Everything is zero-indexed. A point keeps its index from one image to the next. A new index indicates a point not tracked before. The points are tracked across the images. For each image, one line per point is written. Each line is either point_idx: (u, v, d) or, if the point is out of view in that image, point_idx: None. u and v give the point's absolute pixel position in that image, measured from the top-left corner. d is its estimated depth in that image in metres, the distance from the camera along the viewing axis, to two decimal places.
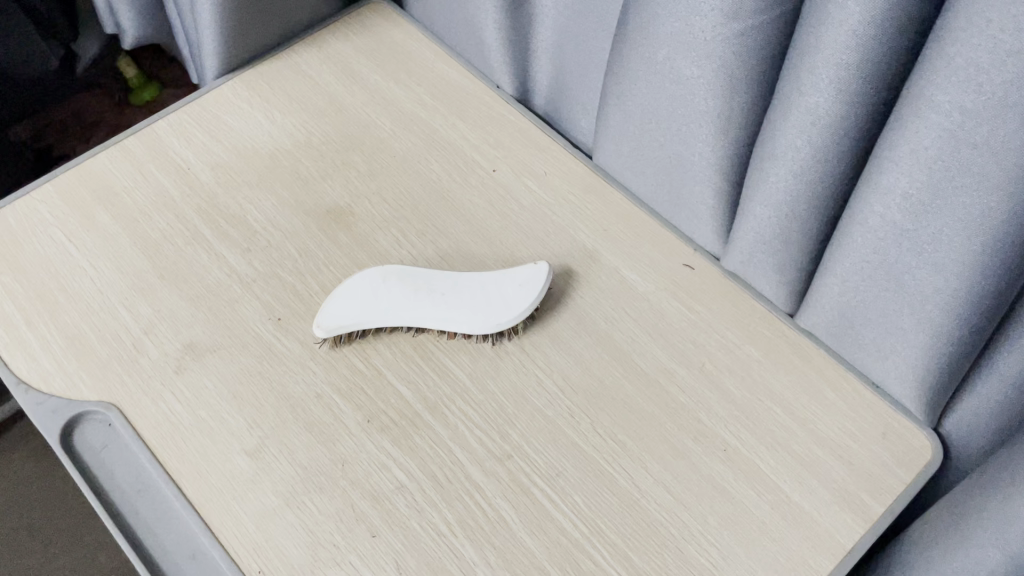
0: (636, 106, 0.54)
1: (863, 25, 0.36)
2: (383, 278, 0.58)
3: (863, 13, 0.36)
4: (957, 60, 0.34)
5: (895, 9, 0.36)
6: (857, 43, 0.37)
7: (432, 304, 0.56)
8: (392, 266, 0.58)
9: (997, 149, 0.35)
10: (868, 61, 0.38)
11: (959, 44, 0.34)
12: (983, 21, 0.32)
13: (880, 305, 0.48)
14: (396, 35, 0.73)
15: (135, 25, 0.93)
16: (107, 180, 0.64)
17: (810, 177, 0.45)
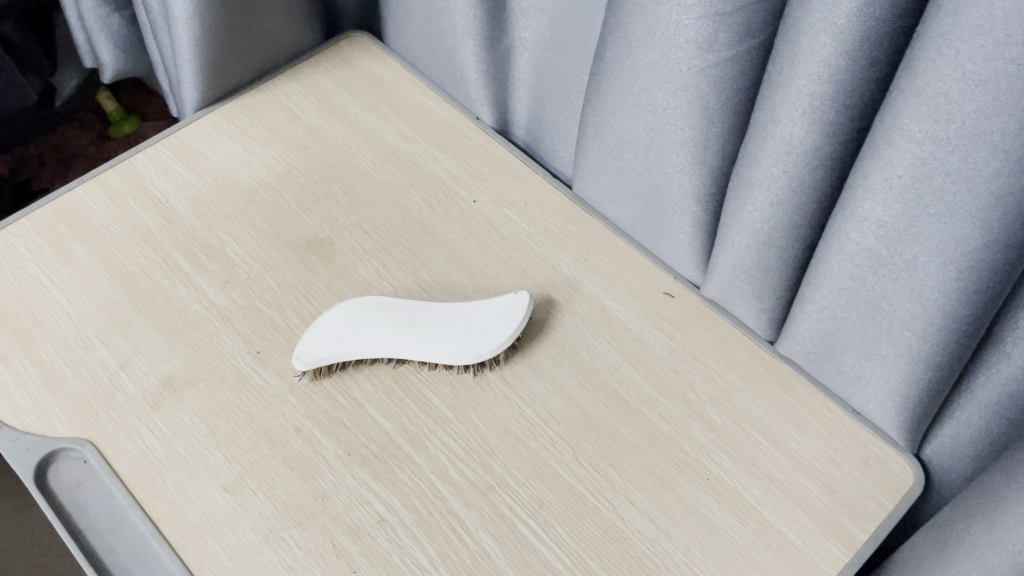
0: (613, 136, 0.54)
1: (835, 57, 0.37)
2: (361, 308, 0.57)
3: (835, 45, 0.36)
4: (927, 90, 0.34)
5: (866, 42, 0.36)
6: (830, 74, 0.37)
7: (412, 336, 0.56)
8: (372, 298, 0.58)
9: (970, 177, 0.35)
10: (839, 91, 0.38)
11: (929, 74, 0.34)
12: (952, 51, 0.33)
13: (858, 332, 0.48)
14: (376, 67, 0.74)
15: (114, 58, 0.93)
16: (85, 213, 0.64)
17: (788, 205, 0.45)
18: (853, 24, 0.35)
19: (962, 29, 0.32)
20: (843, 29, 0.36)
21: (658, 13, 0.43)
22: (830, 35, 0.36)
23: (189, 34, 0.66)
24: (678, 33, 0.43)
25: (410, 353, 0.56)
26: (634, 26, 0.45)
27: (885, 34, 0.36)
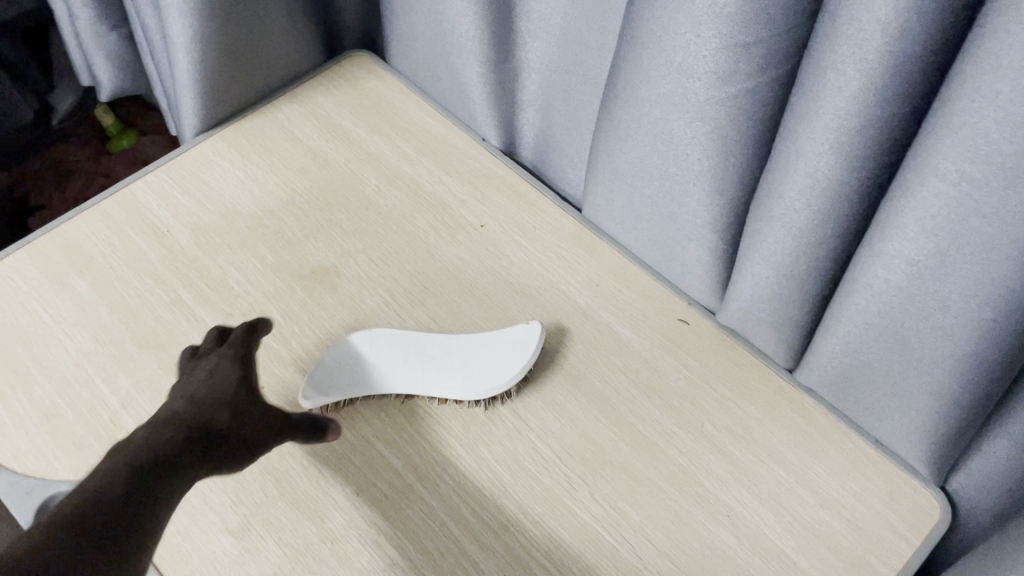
0: (626, 163, 0.52)
1: (864, 92, 0.35)
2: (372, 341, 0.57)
3: (864, 80, 0.35)
4: (964, 129, 0.33)
5: (897, 78, 0.34)
6: (858, 109, 0.36)
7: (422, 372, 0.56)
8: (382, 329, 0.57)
9: (1009, 218, 0.34)
10: (866, 125, 0.36)
11: (966, 114, 0.32)
12: (991, 91, 0.31)
13: (884, 366, 0.46)
14: (379, 87, 0.72)
15: (112, 77, 0.92)
16: (83, 244, 0.62)
17: (811, 238, 0.43)
18: (883, 60, 0.34)
19: (1003, 69, 0.30)
20: (873, 65, 0.34)
21: (674, 43, 0.41)
22: (859, 70, 0.35)
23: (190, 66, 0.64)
24: (696, 63, 0.41)
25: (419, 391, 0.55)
26: (651, 56, 0.43)
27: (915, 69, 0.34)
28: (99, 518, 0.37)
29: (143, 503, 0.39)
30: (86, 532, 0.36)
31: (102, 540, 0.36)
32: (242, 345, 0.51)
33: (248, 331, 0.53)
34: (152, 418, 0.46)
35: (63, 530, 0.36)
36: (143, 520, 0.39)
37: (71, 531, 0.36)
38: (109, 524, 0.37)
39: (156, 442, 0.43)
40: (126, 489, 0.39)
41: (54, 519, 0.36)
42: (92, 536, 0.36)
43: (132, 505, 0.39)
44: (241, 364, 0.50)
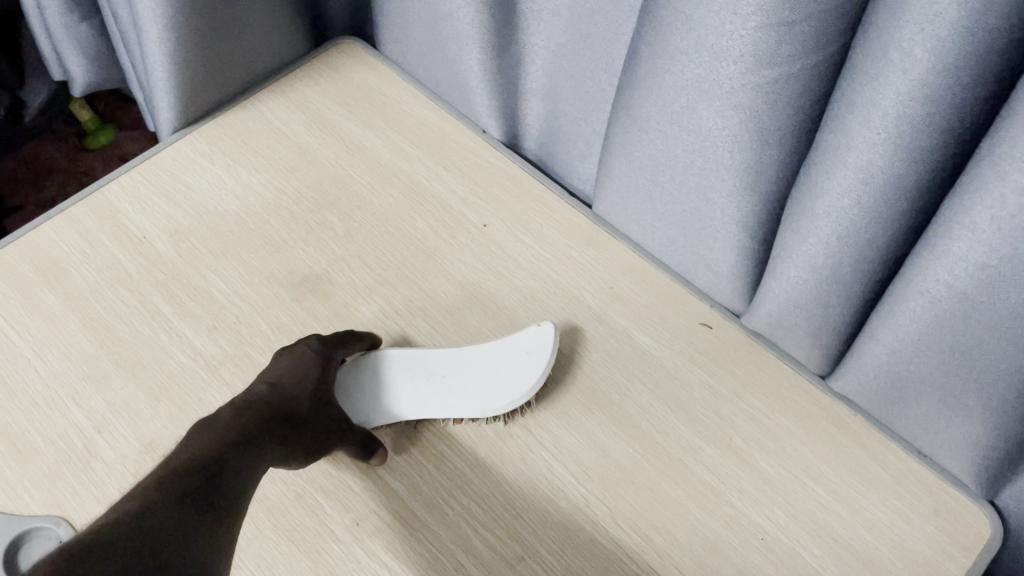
0: (645, 156, 0.48)
1: (933, 73, 0.31)
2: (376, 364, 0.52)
3: (935, 60, 0.30)
4: None
5: (974, 58, 0.30)
6: (925, 94, 0.31)
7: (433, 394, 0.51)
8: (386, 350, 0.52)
9: None
10: (935, 111, 0.32)
11: None
12: None
13: (938, 377, 0.42)
14: (370, 78, 0.67)
15: (85, 71, 0.87)
16: (53, 253, 0.57)
17: (859, 239, 0.39)
18: (959, 36, 0.29)
19: None
20: (946, 43, 0.30)
21: (706, 22, 0.37)
22: (929, 49, 0.30)
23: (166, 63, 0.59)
24: (732, 45, 0.37)
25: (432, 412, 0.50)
26: (677, 38, 0.39)
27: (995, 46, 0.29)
28: (189, 500, 0.37)
29: (222, 492, 0.39)
30: (182, 511, 0.36)
31: (195, 518, 0.36)
32: (334, 348, 0.50)
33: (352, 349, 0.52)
34: (232, 408, 0.45)
35: (160, 507, 0.35)
36: (226, 511, 0.38)
37: (171, 504, 0.36)
38: (200, 510, 0.37)
39: (240, 437, 0.42)
40: (207, 477, 0.39)
41: (155, 491, 0.36)
42: (184, 514, 0.36)
43: (218, 496, 0.39)
44: (328, 367, 0.49)
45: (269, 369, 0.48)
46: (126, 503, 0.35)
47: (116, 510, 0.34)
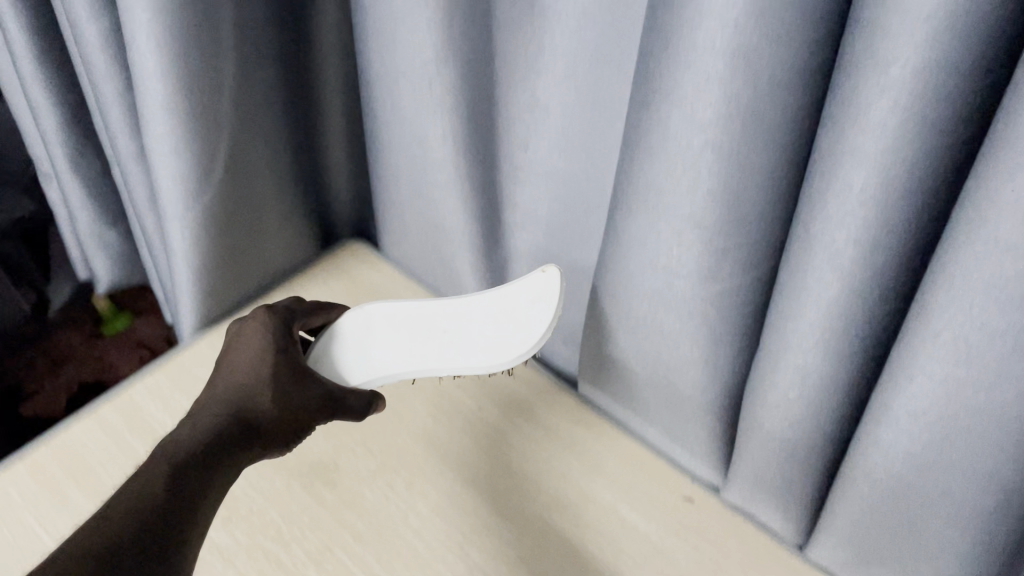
0: (620, 349, 0.54)
1: (843, 294, 0.37)
2: (356, 357, 0.58)
3: (842, 285, 0.37)
4: (943, 334, 0.34)
5: (874, 284, 0.36)
6: (840, 309, 0.37)
7: (418, 341, 0.58)
8: (369, 363, 0.58)
9: (999, 414, 0.34)
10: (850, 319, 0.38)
11: (942, 320, 0.33)
12: (965, 303, 0.32)
13: (895, 547, 0.46)
14: (373, 275, 0.75)
15: (110, 272, 0.94)
16: (81, 452, 0.62)
17: (808, 425, 0.44)
18: (857, 267, 0.36)
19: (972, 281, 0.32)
20: (849, 272, 0.36)
21: (658, 247, 0.44)
22: (837, 275, 0.36)
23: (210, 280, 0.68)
24: (681, 265, 0.43)
25: (432, 364, 0.57)
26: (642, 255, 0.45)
27: (893, 270, 0.36)
28: (146, 514, 0.40)
29: (178, 519, 0.41)
30: (136, 542, 0.39)
31: (147, 544, 0.39)
32: (287, 333, 0.55)
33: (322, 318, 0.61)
34: (200, 405, 0.49)
35: (107, 549, 0.38)
36: (184, 523, 0.42)
37: (127, 543, 0.39)
38: (155, 531, 0.40)
39: (205, 437, 0.46)
40: (173, 492, 0.42)
41: (116, 520, 0.39)
42: (138, 547, 0.39)
43: (177, 513, 0.41)
44: (287, 350, 0.53)
45: (233, 350, 0.53)
46: (88, 531, 0.38)
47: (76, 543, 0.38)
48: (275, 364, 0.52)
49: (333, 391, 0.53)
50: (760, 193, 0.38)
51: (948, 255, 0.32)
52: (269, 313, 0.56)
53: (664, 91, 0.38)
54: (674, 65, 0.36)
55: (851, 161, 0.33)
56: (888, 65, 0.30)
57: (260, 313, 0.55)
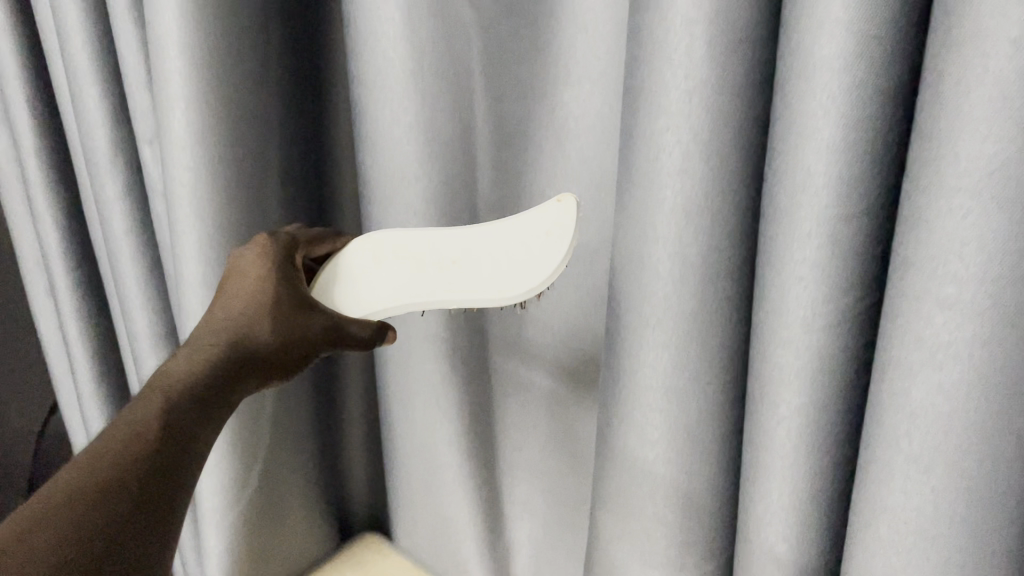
0: None
1: (795, 511, 0.40)
2: (358, 283, 0.50)
3: (794, 509, 0.40)
4: (883, 526, 0.36)
5: (820, 499, 0.40)
6: (794, 524, 0.41)
7: (418, 242, 0.49)
8: (360, 304, 0.49)
9: None
10: (809, 521, 0.41)
11: (880, 511, 0.36)
12: (894, 487, 0.35)
13: None
14: (387, 563, 0.78)
15: None
16: None
17: None
18: (805, 492, 0.40)
19: (900, 469, 0.35)
20: (799, 496, 0.40)
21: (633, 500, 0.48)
22: (792, 499, 0.40)
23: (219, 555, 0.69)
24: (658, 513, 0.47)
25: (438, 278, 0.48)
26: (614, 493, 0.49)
27: (834, 467, 0.40)
28: (131, 457, 0.38)
29: (182, 432, 0.41)
30: (117, 535, 0.36)
31: (125, 536, 0.36)
32: (286, 255, 0.49)
33: (329, 242, 0.53)
34: (169, 383, 0.42)
35: (107, 482, 0.37)
36: (183, 447, 0.40)
37: (110, 500, 0.36)
38: (145, 475, 0.38)
39: (202, 359, 0.44)
40: (167, 427, 0.40)
41: (87, 489, 0.36)
42: (117, 530, 0.36)
43: (167, 457, 0.39)
44: (286, 279, 0.48)
45: (233, 281, 0.48)
46: (44, 523, 0.35)
47: (37, 533, 0.34)
48: (279, 285, 0.47)
49: (338, 317, 0.48)
50: (703, 417, 0.43)
51: (877, 432, 0.36)
52: (271, 244, 0.49)
53: (620, 352, 0.45)
54: (623, 300, 0.44)
55: (782, 368, 0.38)
56: (783, 282, 0.37)
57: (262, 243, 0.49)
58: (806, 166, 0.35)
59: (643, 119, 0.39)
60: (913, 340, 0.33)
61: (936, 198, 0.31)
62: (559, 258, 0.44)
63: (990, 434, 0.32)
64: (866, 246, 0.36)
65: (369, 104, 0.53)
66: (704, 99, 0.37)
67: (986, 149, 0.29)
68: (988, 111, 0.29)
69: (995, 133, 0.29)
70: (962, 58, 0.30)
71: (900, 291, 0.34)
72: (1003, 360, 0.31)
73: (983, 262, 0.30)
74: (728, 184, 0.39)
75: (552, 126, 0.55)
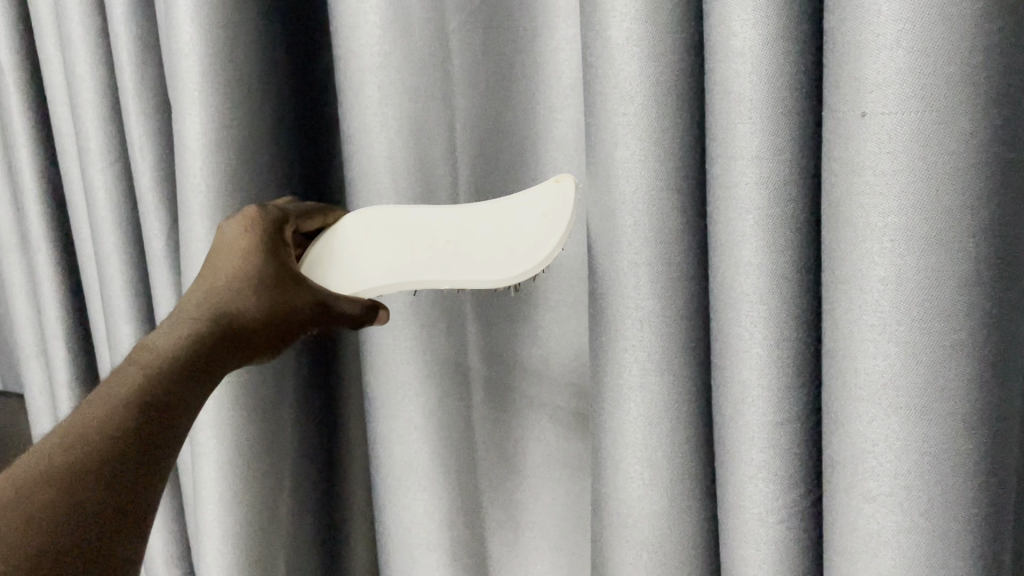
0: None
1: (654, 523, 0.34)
2: (345, 260, 0.38)
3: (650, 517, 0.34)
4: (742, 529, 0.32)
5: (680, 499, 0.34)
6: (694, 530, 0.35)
7: (403, 222, 0.37)
8: (346, 277, 0.38)
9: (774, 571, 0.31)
10: (789, 522, 0.31)
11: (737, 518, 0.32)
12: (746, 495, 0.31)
13: None
14: None
15: None
16: None
17: None
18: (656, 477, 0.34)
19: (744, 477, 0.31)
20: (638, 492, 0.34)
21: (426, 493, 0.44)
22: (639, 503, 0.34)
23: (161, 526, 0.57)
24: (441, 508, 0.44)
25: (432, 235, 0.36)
26: (613, 486, 0.35)
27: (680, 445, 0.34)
28: (171, 374, 0.34)
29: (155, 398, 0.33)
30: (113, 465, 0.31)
31: (132, 453, 0.32)
32: (278, 231, 0.37)
33: (322, 216, 0.40)
34: (196, 306, 0.36)
35: (143, 396, 0.33)
36: (192, 378, 0.35)
37: (142, 418, 0.32)
38: (167, 395, 0.34)
39: (188, 335, 0.35)
40: (191, 354, 0.35)
41: (115, 408, 0.32)
42: (140, 450, 0.32)
43: (182, 383, 0.34)
44: (279, 249, 0.37)
45: (218, 253, 0.37)
46: (71, 445, 0.31)
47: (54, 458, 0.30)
48: (270, 254, 0.37)
49: (325, 292, 0.37)
50: (684, 481, 0.34)
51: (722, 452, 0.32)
52: (262, 217, 0.37)
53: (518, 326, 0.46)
54: (598, 357, 0.35)
55: (745, 415, 0.31)
56: (640, 360, 0.33)
57: (248, 217, 0.37)
58: (733, 230, 0.30)
59: (600, 179, 0.33)
60: (863, 427, 0.27)
61: (856, 244, 0.26)
62: (558, 237, 0.34)
63: (971, 521, 0.27)
64: (809, 374, 0.31)
65: (365, 60, 0.39)
66: (648, 167, 0.31)
67: (885, 203, 0.25)
68: (875, 142, 0.25)
69: (901, 192, 0.25)
70: (857, 84, 0.25)
71: (837, 341, 0.28)
72: (937, 476, 0.27)
73: (901, 313, 0.26)
74: (678, 241, 0.32)
75: (532, 160, 0.45)
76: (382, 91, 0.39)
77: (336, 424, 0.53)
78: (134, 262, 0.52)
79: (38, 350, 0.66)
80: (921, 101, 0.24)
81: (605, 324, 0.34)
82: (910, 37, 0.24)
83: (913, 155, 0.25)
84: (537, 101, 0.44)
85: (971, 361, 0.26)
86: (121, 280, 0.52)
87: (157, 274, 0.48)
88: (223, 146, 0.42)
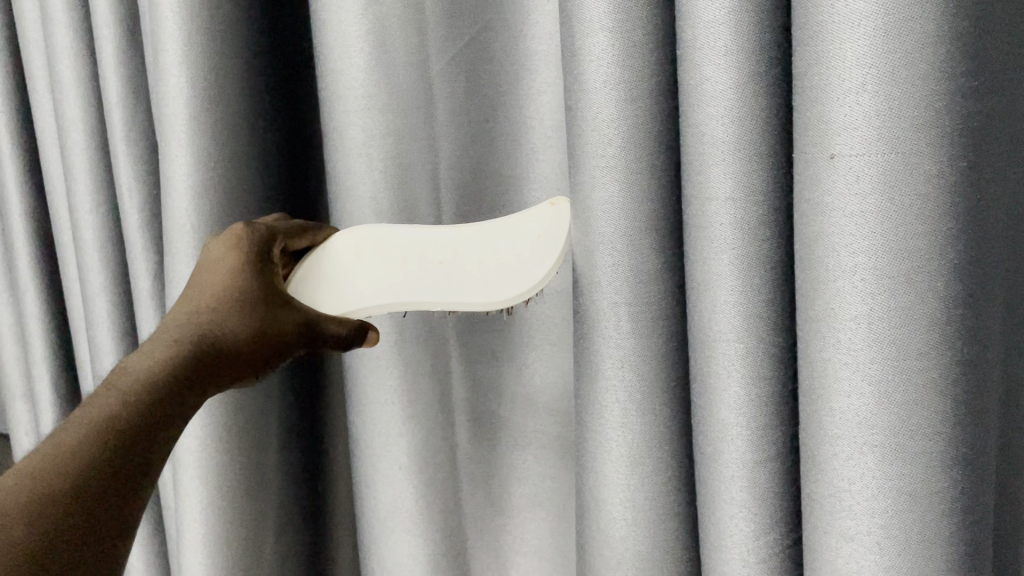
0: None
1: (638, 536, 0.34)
2: (336, 279, 0.38)
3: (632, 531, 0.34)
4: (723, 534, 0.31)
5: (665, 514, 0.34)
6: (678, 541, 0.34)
7: (397, 244, 0.37)
8: (339, 295, 0.38)
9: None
10: (773, 561, 0.31)
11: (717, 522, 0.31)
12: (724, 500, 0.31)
13: None
14: None
15: None
16: None
17: None
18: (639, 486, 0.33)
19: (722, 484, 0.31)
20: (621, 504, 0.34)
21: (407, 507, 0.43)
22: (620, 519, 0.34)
23: (146, 567, 0.56)
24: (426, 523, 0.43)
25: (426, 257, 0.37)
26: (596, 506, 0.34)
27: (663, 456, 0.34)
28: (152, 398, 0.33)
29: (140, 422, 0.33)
30: (79, 501, 0.30)
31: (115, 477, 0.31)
32: (267, 247, 0.37)
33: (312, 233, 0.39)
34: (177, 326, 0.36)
35: (116, 426, 0.32)
36: (168, 407, 0.34)
37: (115, 450, 0.32)
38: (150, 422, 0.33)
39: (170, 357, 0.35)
40: (171, 373, 0.34)
41: (93, 434, 0.32)
42: (119, 475, 0.31)
43: (160, 408, 0.33)
44: (265, 267, 0.37)
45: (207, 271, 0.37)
46: (30, 479, 0.30)
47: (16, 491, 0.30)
48: (257, 271, 0.36)
49: (313, 313, 0.37)
50: (670, 519, 0.34)
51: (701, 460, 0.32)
52: (250, 234, 0.37)
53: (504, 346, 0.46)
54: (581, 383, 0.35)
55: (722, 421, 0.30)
56: (620, 400, 0.33)
57: (235, 234, 0.37)
58: (709, 269, 0.30)
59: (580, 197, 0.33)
60: (831, 426, 0.27)
61: (823, 250, 0.27)
62: (552, 260, 0.36)
63: (947, 553, 0.27)
64: (785, 386, 0.31)
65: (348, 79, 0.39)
66: (627, 208, 0.32)
67: (855, 242, 0.26)
68: (843, 185, 0.26)
69: (869, 199, 0.25)
70: (821, 101, 0.26)
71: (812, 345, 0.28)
72: (912, 515, 0.27)
73: (874, 351, 0.26)
74: (657, 281, 0.33)
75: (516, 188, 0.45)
76: (370, 119, 0.39)
77: (320, 452, 0.52)
78: (123, 304, 0.52)
79: (25, 391, 0.65)
80: (887, 145, 0.25)
81: (586, 363, 0.34)
82: (876, 82, 0.25)
83: (873, 167, 0.25)
84: (521, 140, 0.44)
85: (944, 402, 0.26)
86: (109, 321, 0.52)
87: (145, 314, 0.48)
88: (205, 185, 0.42)
